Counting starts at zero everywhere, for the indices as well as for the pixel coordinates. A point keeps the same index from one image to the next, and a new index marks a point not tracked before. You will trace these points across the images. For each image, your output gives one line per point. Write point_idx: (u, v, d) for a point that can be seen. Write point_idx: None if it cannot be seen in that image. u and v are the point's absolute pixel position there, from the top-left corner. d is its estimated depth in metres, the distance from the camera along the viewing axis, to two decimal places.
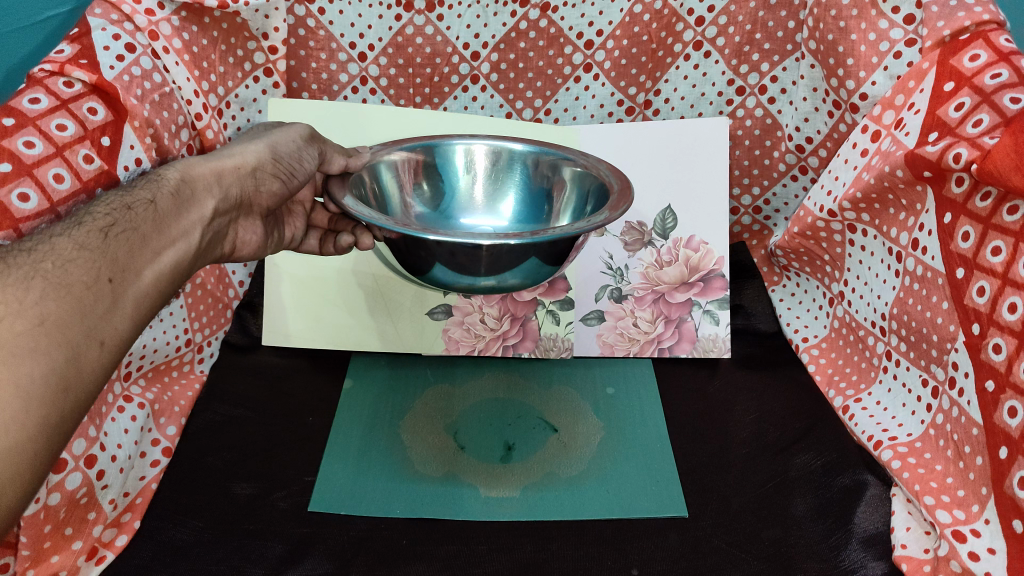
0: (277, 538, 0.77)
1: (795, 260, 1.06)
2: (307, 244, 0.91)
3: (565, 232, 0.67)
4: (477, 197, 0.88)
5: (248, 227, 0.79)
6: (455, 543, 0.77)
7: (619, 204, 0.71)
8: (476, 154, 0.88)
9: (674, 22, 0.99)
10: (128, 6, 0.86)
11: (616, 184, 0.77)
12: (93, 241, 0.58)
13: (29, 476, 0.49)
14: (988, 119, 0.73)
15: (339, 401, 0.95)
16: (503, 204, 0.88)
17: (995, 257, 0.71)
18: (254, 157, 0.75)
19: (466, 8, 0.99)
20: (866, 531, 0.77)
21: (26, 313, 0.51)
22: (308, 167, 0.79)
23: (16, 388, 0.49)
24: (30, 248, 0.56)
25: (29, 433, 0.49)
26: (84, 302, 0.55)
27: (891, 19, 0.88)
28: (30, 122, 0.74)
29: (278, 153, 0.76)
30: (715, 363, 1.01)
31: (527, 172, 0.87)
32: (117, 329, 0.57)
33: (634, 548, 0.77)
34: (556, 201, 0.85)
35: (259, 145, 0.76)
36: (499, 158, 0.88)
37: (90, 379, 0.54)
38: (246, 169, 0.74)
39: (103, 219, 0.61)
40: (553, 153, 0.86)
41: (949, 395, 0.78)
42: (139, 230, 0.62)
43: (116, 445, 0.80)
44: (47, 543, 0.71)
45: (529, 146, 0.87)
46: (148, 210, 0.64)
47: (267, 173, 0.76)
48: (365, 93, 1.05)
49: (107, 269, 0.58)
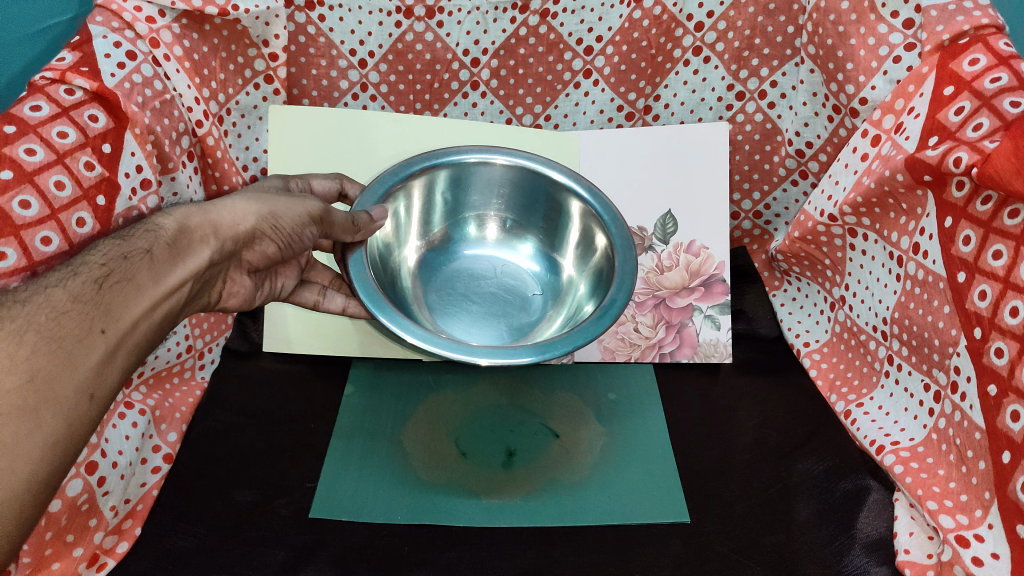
0: (279, 544, 0.77)
1: (796, 265, 1.05)
2: (302, 297, 0.86)
3: (554, 345, 0.72)
4: (482, 201, 0.94)
5: (239, 277, 0.78)
6: (458, 549, 0.77)
7: (616, 306, 0.76)
8: (482, 165, 0.90)
9: (674, 27, 0.99)
10: (128, 14, 0.86)
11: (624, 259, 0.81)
12: (88, 292, 0.59)
13: (14, 528, 0.51)
14: (988, 123, 0.73)
15: (339, 407, 0.94)
16: (518, 220, 0.94)
17: (996, 261, 0.71)
18: (254, 219, 0.72)
19: (465, 15, 0.99)
20: (868, 536, 0.78)
21: (18, 368, 0.53)
22: (309, 239, 0.76)
23: (2, 445, 0.51)
24: (24, 298, 0.57)
25: (14, 490, 0.51)
26: (75, 356, 0.56)
27: (890, 24, 0.88)
28: (31, 129, 0.75)
29: (281, 219, 0.74)
30: (716, 369, 1.00)
31: (531, 181, 0.91)
32: (108, 381, 0.59)
33: (637, 555, 0.77)
34: (560, 220, 0.92)
35: (261, 208, 0.73)
36: (521, 176, 0.91)
37: (81, 430, 0.56)
38: (244, 229, 0.72)
39: (99, 269, 0.62)
40: (565, 181, 0.88)
41: (952, 400, 0.78)
42: (134, 280, 0.63)
43: (116, 451, 0.79)
44: (48, 550, 0.72)
45: (535, 166, 0.89)
46: (145, 259, 0.64)
47: (265, 236, 0.74)
48: (365, 100, 1.06)
49: (100, 320, 0.59)
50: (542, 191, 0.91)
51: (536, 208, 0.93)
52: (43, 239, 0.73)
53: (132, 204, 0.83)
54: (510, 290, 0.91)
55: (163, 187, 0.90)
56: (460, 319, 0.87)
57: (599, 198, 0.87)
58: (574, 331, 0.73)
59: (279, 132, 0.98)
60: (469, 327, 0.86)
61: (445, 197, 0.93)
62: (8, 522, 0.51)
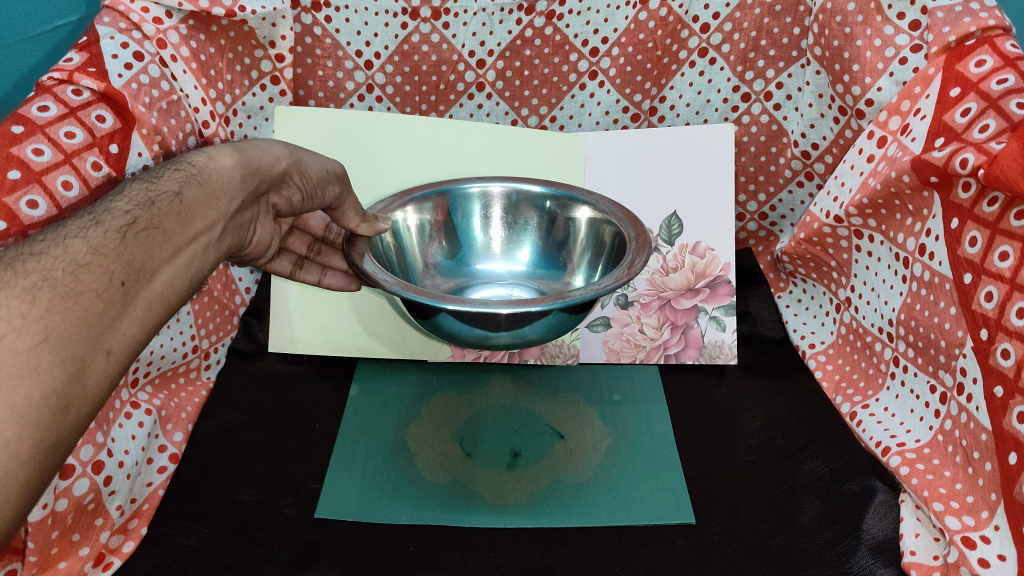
0: (283, 544, 0.77)
1: (801, 266, 1.05)
2: (278, 266, 0.88)
3: (590, 293, 0.69)
4: (493, 240, 0.91)
5: (264, 227, 0.80)
6: (462, 550, 0.76)
7: (643, 253, 0.74)
8: (489, 197, 0.91)
9: (679, 29, 1.00)
10: (136, 15, 0.86)
11: (633, 230, 0.79)
12: (110, 243, 0.57)
13: (18, 501, 0.47)
14: (994, 124, 0.73)
15: (345, 407, 0.95)
16: (520, 247, 0.91)
17: (1003, 262, 0.71)
18: (283, 162, 0.75)
19: (472, 17, 1.00)
20: (873, 537, 0.77)
21: (30, 329, 0.49)
22: (331, 196, 0.78)
23: (9, 411, 0.46)
24: (41, 250, 0.54)
25: (21, 459, 0.47)
26: (93, 310, 0.53)
27: (896, 26, 0.88)
28: (39, 129, 0.75)
29: (307, 167, 0.76)
30: (721, 370, 1.00)
31: (541, 213, 0.90)
32: (125, 338, 0.55)
33: (640, 555, 0.76)
34: (572, 247, 0.88)
35: (287, 158, 0.75)
36: (513, 201, 0.90)
37: (95, 390, 0.52)
38: (274, 171, 0.74)
39: (123, 217, 0.59)
40: (570, 195, 0.88)
41: (958, 402, 0.78)
42: (160, 229, 0.61)
43: (122, 451, 0.80)
44: (54, 549, 0.72)
45: (542, 188, 0.89)
46: (171, 204, 0.63)
47: (292, 181, 0.76)
48: (371, 101, 1.05)
49: (121, 272, 0.56)
50: (535, 210, 0.90)
51: (531, 228, 0.90)
52: None
53: None
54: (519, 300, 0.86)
55: None
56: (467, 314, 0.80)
57: (607, 206, 0.85)
58: (588, 287, 0.70)
59: (286, 132, 0.99)
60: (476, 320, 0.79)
61: (440, 242, 0.90)
62: (10, 492, 0.46)
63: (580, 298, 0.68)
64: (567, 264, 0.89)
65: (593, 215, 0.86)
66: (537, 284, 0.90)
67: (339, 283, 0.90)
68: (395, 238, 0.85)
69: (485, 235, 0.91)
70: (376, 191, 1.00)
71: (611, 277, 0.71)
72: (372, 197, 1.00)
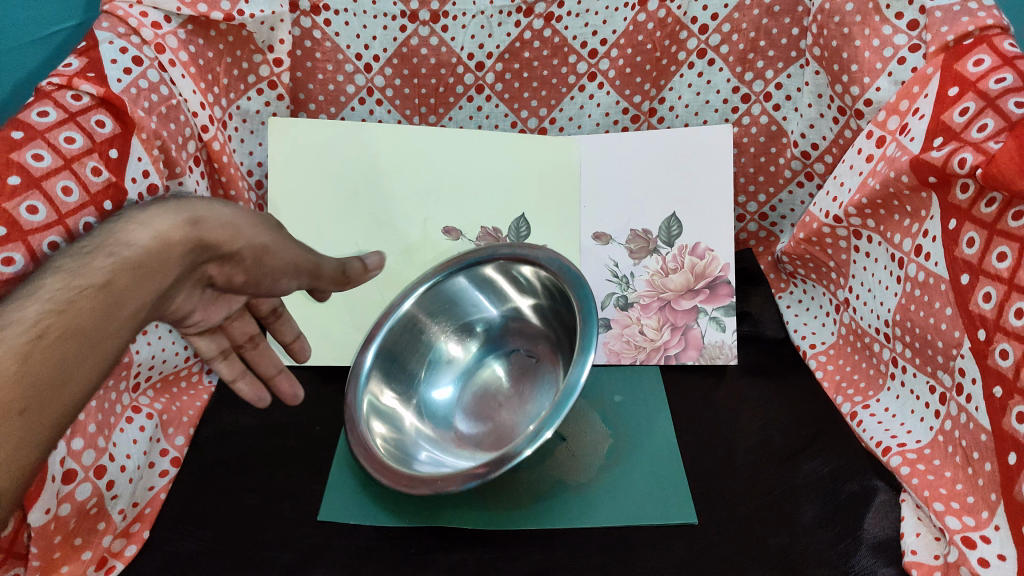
0: (286, 547, 0.77)
1: (801, 267, 1.05)
2: (205, 345, 0.77)
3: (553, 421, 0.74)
4: (484, 310, 0.97)
5: (189, 296, 0.68)
6: (464, 552, 0.77)
7: (589, 353, 0.79)
8: (460, 275, 0.94)
9: (677, 30, 1.00)
10: (134, 20, 0.86)
11: (583, 313, 0.83)
12: (19, 352, 0.50)
13: None
14: (993, 124, 0.73)
15: (345, 408, 0.94)
16: (502, 307, 0.96)
17: (1001, 263, 0.71)
18: (240, 241, 0.65)
19: (470, 19, 1.00)
20: (874, 537, 0.77)
21: None
22: (285, 284, 0.70)
23: None
24: None
25: None
26: None
27: (894, 25, 0.88)
28: (39, 135, 0.74)
29: (272, 255, 0.67)
30: (722, 370, 1.00)
31: (513, 284, 0.94)
32: (18, 466, 0.50)
33: (640, 559, 0.77)
34: (548, 313, 0.93)
35: (253, 241, 0.66)
36: (479, 269, 0.94)
37: None
38: (226, 249, 0.64)
39: (42, 317, 0.52)
40: (519, 254, 0.90)
41: (958, 402, 0.78)
42: (79, 331, 0.54)
43: (125, 455, 0.80)
44: (57, 553, 0.72)
45: (490, 250, 0.91)
46: (93, 299, 0.55)
47: (244, 261, 0.66)
48: (370, 104, 1.06)
49: (31, 391, 0.51)
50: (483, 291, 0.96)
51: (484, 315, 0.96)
52: (49, 244, 0.72)
53: None
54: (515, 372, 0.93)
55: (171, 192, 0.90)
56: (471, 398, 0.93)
57: (556, 267, 0.87)
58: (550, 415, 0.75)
59: (285, 145, 1.00)
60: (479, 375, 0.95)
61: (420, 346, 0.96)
62: None
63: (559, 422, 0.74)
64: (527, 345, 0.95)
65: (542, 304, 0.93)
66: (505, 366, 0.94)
67: (277, 379, 0.84)
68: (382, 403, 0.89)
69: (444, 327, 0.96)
70: (376, 199, 1.02)
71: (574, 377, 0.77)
72: (370, 204, 1.02)
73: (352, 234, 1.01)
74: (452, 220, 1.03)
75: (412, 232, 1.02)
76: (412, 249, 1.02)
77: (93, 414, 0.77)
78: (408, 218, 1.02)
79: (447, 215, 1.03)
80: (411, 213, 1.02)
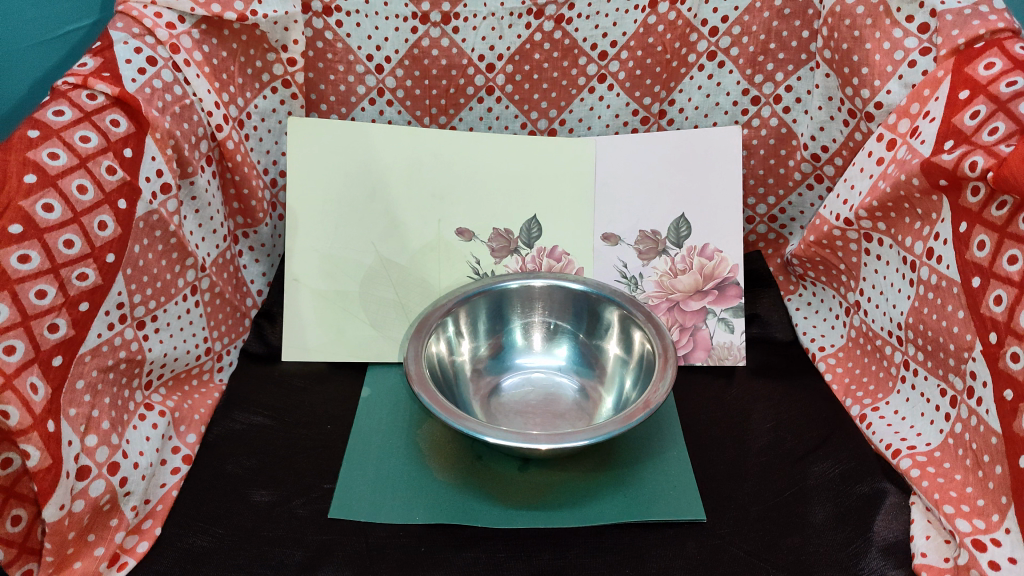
0: (297, 545, 0.77)
1: (811, 269, 1.06)
2: None
3: (617, 425, 0.76)
4: (535, 343, 1.01)
5: None
6: (474, 550, 0.77)
7: (666, 368, 0.83)
8: (531, 290, 0.99)
9: (688, 32, 1.00)
10: (149, 20, 0.86)
11: (659, 343, 0.88)
12: None
13: None
14: (1003, 127, 0.73)
15: (356, 409, 0.95)
16: (557, 344, 1.01)
17: (1011, 266, 0.71)
18: None
19: (481, 20, 1.01)
20: (884, 539, 0.77)
21: None
22: None
23: None
24: None
25: None
26: None
27: (905, 28, 0.88)
28: (54, 133, 0.75)
29: None
30: (730, 371, 1.01)
31: (579, 323, 1.00)
32: None
33: (651, 555, 0.77)
34: (605, 355, 0.98)
35: None
36: (554, 298, 0.99)
37: None
38: None
39: None
40: (607, 295, 0.96)
41: (968, 405, 0.78)
42: None
43: (138, 452, 0.80)
44: (71, 549, 0.72)
45: (585, 287, 0.97)
46: None
47: None
48: (381, 105, 1.07)
49: None
50: (574, 307, 0.99)
51: (570, 326, 1.00)
52: (66, 242, 0.72)
53: (153, 208, 0.83)
54: (555, 396, 0.95)
55: (183, 191, 0.90)
56: (507, 412, 0.92)
57: (640, 311, 0.93)
58: (618, 417, 0.77)
59: (298, 147, 1.00)
60: (517, 394, 0.96)
61: (469, 350, 0.98)
62: None
63: (612, 432, 0.75)
64: (599, 379, 0.97)
65: (628, 347, 0.95)
66: (575, 387, 0.97)
67: None
68: (446, 365, 0.93)
69: (526, 331, 1.01)
70: (387, 198, 1.02)
71: (648, 395, 0.79)
72: (384, 204, 1.02)
73: (367, 235, 1.02)
74: (465, 222, 1.03)
75: (425, 233, 1.03)
76: (426, 250, 1.03)
77: (106, 411, 0.78)
78: (420, 219, 1.03)
79: (460, 217, 1.03)
80: (424, 213, 1.02)
